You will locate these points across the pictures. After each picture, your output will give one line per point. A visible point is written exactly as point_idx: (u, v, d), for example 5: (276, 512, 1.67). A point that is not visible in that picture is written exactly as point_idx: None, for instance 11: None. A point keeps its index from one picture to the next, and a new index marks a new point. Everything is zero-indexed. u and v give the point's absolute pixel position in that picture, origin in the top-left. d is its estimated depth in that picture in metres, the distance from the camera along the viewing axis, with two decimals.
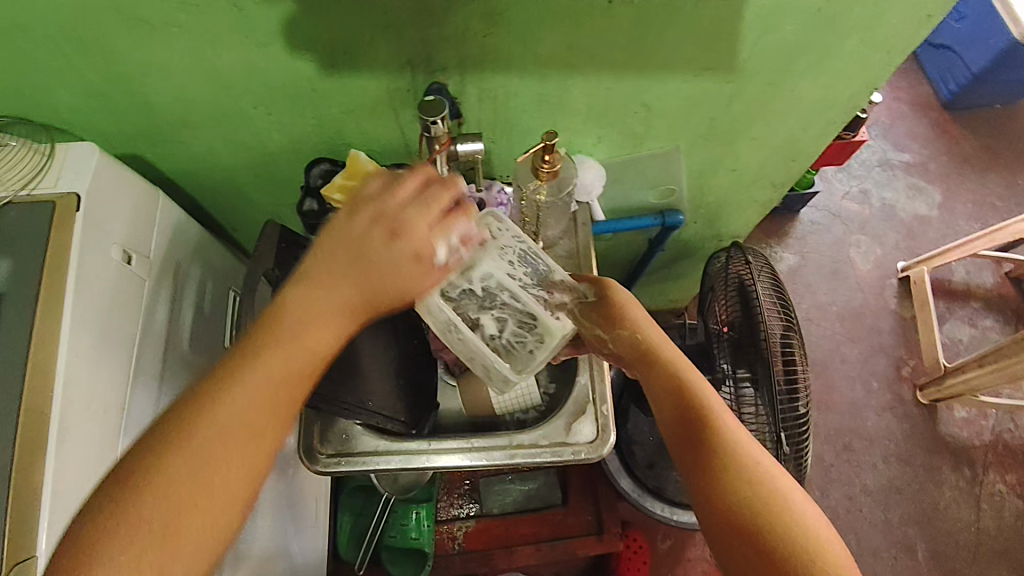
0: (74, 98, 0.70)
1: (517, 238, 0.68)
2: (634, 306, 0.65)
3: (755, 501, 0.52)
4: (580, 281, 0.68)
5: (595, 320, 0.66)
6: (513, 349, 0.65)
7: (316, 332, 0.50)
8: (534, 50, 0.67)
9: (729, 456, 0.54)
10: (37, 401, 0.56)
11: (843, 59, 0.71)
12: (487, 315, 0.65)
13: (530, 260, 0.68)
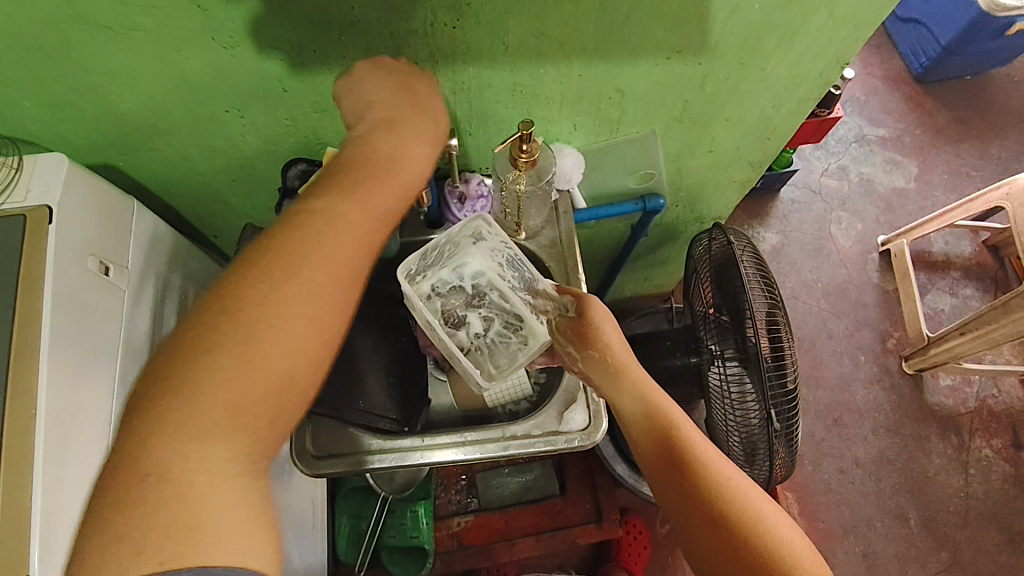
0: (40, 110, 0.69)
1: (505, 243, 0.74)
2: (603, 326, 0.67)
3: (733, 523, 0.56)
4: (564, 294, 0.71)
5: (568, 338, 0.69)
6: (496, 347, 0.74)
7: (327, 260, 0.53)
8: (504, 40, 0.66)
9: (704, 475, 0.58)
10: (19, 418, 0.55)
11: (810, 36, 0.71)
12: (475, 314, 0.74)
13: (517, 265, 0.75)
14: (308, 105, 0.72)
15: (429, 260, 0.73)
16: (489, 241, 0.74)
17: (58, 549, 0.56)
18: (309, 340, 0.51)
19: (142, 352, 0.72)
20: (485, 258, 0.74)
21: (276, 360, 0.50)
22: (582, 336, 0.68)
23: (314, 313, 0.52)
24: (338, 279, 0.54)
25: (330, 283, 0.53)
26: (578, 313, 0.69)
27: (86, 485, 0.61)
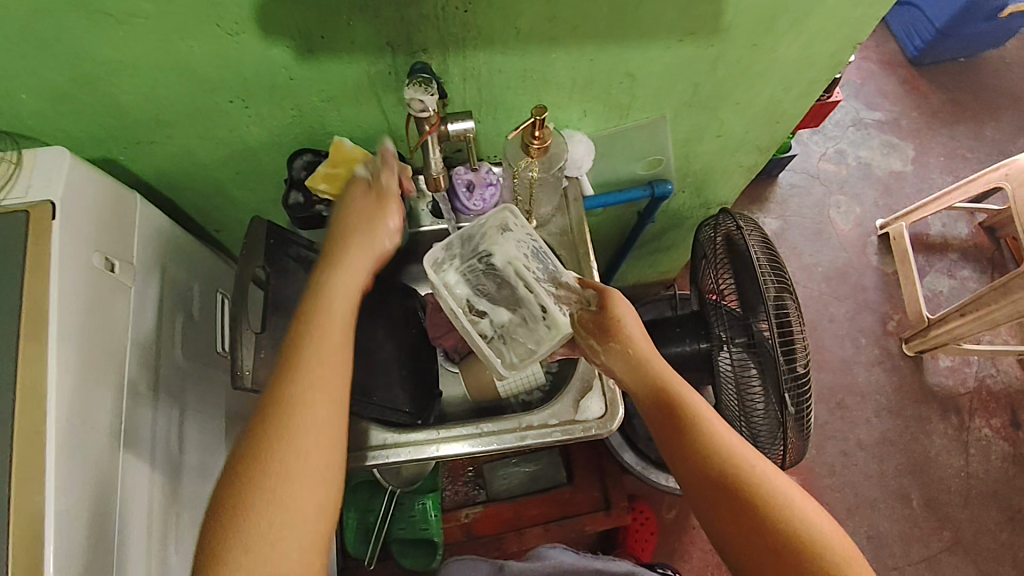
0: (37, 103, 0.67)
1: (530, 235, 0.73)
2: (627, 321, 0.67)
3: (768, 517, 0.57)
4: (586, 287, 0.71)
5: (590, 332, 0.69)
6: (518, 338, 0.73)
7: (343, 341, 0.62)
8: (515, 24, 0.65)
9: (735, 472, 0.59)
10: (31, 421, 0.53)
11: (824, 16, 0.71)
12: (501, 304, 0.74)
13: (542, 257, 0.74)
14: (315, 94, 0.70)
15: (460, 246, 0.74)
16: (515, 233, 0.73)
17: (72, 553, 0.55)
18: (336, 419, 0.60)
19: (150, 350, 0.70)
20: (512, 249, 0.73)
21: (313, 438, 0.58)
22: (605, 330, 0.67)
23: (331, 403, 0.60)
24: (345, 361, 0.62)
25: (341, 370, 0.61)
26: (601, 308, 0.68)
27: (100, 486, 0.59)
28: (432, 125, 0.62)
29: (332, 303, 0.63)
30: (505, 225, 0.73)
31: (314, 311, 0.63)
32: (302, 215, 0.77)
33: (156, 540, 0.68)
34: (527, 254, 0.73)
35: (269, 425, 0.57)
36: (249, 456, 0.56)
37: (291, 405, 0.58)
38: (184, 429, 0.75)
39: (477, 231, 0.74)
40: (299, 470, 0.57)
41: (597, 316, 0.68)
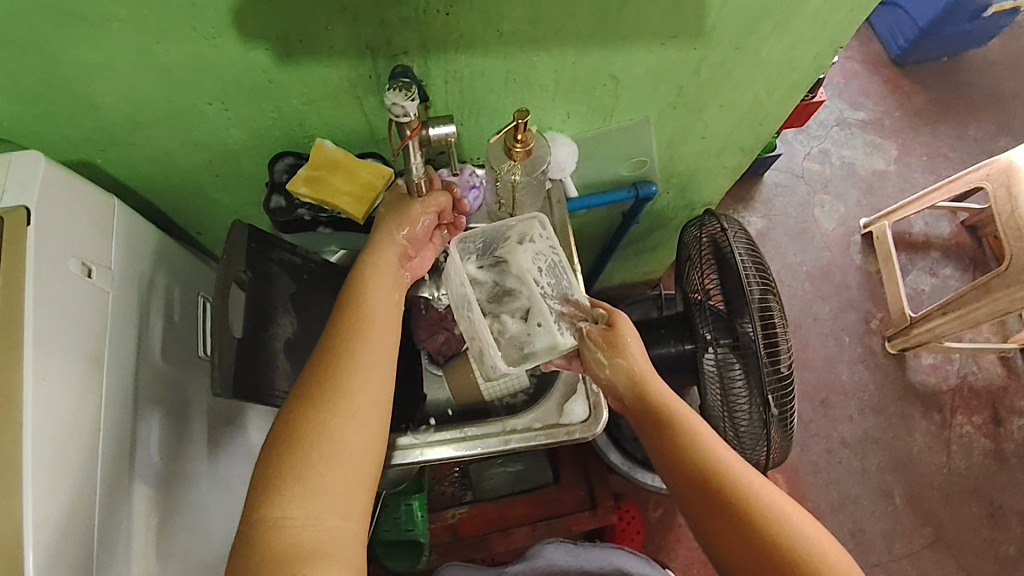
0: (12, 105, 0.66)
1: (551, 248, 0.76)
2: (632, 337, 0.72)
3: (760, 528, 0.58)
4: (596, 307, 0.74)
5: (598, 346, 0.72)
6: (518, 345, 0.74)
7: (386, 329, 0.65)
8: (497, 27, 0.65)
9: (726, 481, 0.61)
10: (6, 432, 0.53)
11: (805, 19, 0.71)
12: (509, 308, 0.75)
13: (558, 272, 0.77)
14: (295, 97, 0.70)
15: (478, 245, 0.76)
16: (538, 244, 0.76)
17: (53, 562, 0.54)
18: (381, 400, 0.61)
19: (130, 355, 0.69)
20: (530, 260, 0.76)
21: (359, 403, 0.59)
22: (611, 346, 0.71)
23: (378, 379, 0.61)
24: (389, 348, 0.64)
25: (385, 356, 0.63)
26: (609, 326, 0.73)
27: (79, 496, 0.59)
28: (413, 130, 0.61)
29: (371, 288, 0.66)
30: (530, 232, 0.76)
31: (354, 293, 0.65)
32: (283, 218, 0.76)
33: (142, 546, 0.67)
34: (542, 268, 0.76)
35: (314, 394, 0.58)
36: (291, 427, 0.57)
37: (339, 378, 0.59)
38: (168, 434, 0.75)
39: (499, 231, 0.76)
40: (346, 441, 0.57)
41: (604, 334, 0.72)
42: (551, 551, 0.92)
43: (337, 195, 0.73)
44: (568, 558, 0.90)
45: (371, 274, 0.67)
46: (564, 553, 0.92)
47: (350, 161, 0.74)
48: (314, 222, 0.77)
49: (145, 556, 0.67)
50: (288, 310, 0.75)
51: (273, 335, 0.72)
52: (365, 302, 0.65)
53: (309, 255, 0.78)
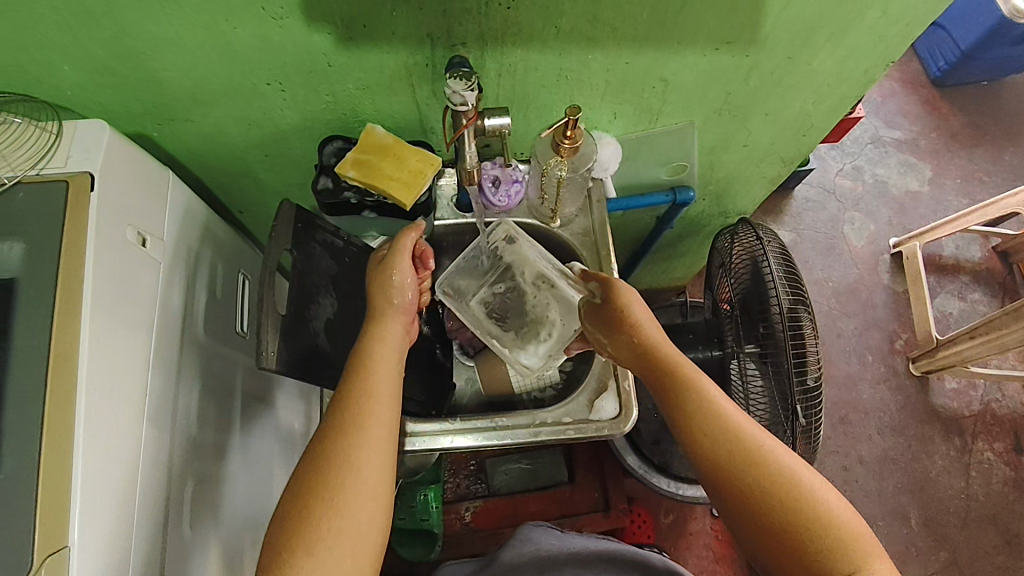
0: (78, 75, 0.67)
1: (532, 244, 0.82)
2: (636, 307, 0.71)
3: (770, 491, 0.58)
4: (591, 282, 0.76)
5: (605, 320, 0.73)
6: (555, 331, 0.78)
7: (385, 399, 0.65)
8: (555, 23, 0.65)
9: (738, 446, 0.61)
10: (62, 389, 0.54)
11: (862, 31, 0.71)
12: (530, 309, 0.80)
13: (549, 258, 0.82)
14: (351, 82, 0.71)
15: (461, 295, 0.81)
16: (521, 241, 0.81)
17: (98, 519, 0.56)
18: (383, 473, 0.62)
19: (175, 325, 0.71)
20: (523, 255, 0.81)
21: (366, 462, 0.61)
22: (614, 322, 0.71)
23: (382, 441, 0.63)
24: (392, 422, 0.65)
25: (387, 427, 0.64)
26: (610, 297, 0.72)
27: (124, 458, 0.60)
28: (469, 119, 0.63)
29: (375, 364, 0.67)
30: (511, 235, 0.81)
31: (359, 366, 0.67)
32: (330, 200, 0.77)
33: (176, 513, 0.69)
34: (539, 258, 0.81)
35: (325, 455, 0.60)
36: (303, 488, 0.59)
37: (346, 439, 0.61)
38: (205, 405, 0.76)
39: (483, 247, 0.82)
40: (347, 522, 0.58)
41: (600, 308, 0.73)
42: (538, 535, 0.89)
43: (385, 180, 0.74)
44: (555, 542, 0.86)
45: (372, 346, 0.68)
46: (553, 538, 0.88)
47: (400, 147, 0.75)
48: (360, 206, 0.78)
49: (178, 523, 0.69)
50: (329, 291, 0.75)
51: (315, 315, 0.72)
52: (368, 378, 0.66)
53: (351, 239, 0.79)
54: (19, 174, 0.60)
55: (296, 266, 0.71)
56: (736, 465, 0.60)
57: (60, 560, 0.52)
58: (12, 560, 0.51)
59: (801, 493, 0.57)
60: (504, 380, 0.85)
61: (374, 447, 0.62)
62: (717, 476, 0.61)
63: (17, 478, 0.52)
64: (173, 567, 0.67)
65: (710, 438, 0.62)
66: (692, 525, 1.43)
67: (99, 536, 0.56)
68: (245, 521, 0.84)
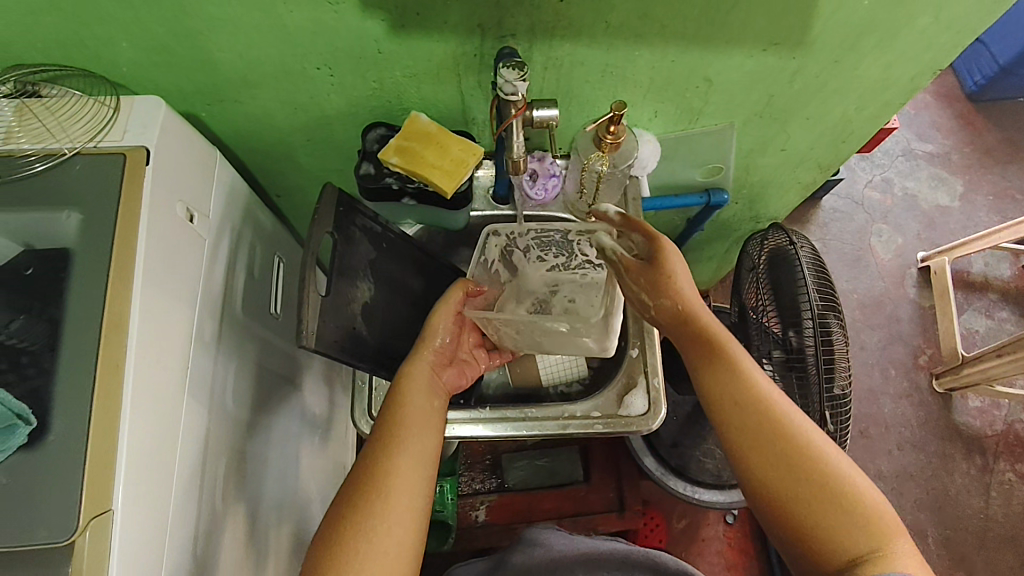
0: (135, 54, 0.68)
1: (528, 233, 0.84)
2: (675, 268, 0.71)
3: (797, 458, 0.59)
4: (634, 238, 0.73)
5: (644, 285, 0.72)
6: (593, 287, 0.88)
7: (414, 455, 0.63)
8: (606, 18, 0.66)
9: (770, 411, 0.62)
10: (112, 355, 0.56)
11: (911, 37, 0.71)
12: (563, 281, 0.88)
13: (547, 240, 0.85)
14: (399, 69, 0.72)
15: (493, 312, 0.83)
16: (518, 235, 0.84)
17: (140, 486, 0.57)
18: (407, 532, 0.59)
19: (216, 302, 0.72)
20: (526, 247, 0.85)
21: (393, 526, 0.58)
22: (655, 286, 0.71)
23: (408, 506, 0.60)
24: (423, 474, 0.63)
25: (417, 482, 0.62)
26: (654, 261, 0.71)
27: (165, 429, 0.61)
28: (518, 109, 0.64)
29: (404, 424, 0.65)
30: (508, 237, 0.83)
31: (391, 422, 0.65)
32: (371, 185, 0.78)
33: (209, 487, 0.70)
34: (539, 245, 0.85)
35: (348, 521, 0.58)
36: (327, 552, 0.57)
37: (371, 502, 0.59)
38: (239, 383, 0.77)
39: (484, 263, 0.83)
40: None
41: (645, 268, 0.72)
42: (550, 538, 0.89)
43: (428, 168, 0.74)
44: (565, 544, 0.86)
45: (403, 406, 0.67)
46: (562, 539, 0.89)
47: (443, 136, 0.76)
48: (400, 193, 0.79)
49: (211, 496, 0.70)
50: (367, 277, 0.76)
51: (353, 298, 0.73)
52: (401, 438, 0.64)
53: (389, 226, 0.80)
54: (78, 146, 0.62)
55: (336, 249, 0.72)
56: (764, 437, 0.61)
57: (104, 523, 0.53)
58: (58, 520, 0.51)
59: (829, 469, 0.58)
60: (533, 371, 0.86)
61: (400, 512, 0.59)
62: (744, 445, 0.62)
63: (65, 441, 0.53)
64: (204, 539, 0.68)
65: (742, 397, 0.64)
66: (705, 531, 1.42)
67: (140, 503, 0.57)
68: (269, 504, 0.85)
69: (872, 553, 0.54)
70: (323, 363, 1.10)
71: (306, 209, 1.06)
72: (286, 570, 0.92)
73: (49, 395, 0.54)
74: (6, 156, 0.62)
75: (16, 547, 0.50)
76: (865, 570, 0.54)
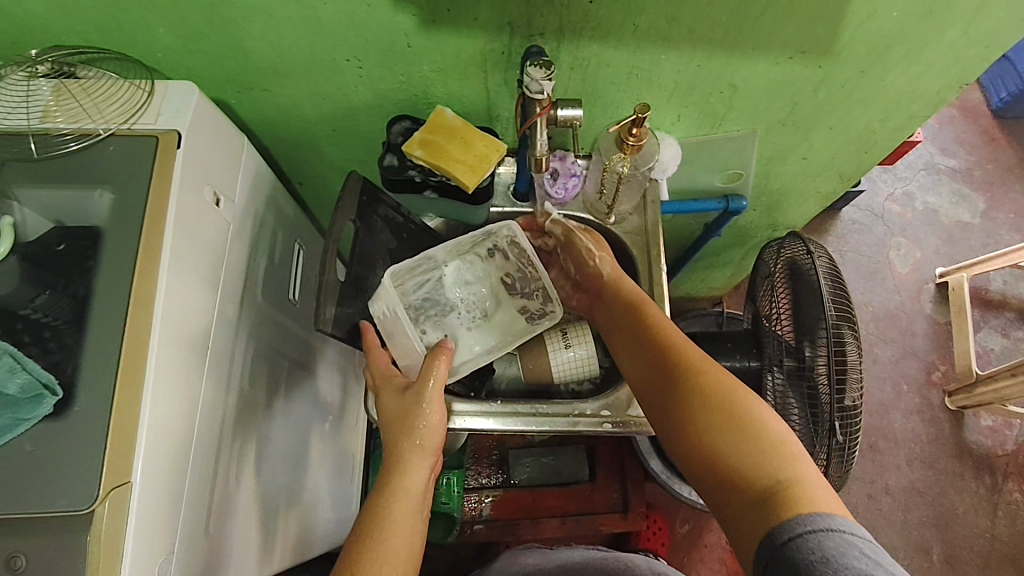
0: (170, 40, 0.70)
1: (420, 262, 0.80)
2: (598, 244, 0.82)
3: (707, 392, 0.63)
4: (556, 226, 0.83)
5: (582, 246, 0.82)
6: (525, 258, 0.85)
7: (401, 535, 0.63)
8: (634, 21, 0.66)
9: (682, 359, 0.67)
10: (138, 332, 0.57)
11: (939, 50, 0.71)
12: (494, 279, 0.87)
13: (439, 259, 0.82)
14: (427, 64, 0.73)
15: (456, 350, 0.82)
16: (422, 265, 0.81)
17: (158, 461, 0.58)
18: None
19: (238, 286, 0.74)
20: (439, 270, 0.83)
21: None
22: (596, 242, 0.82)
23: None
24: (409, 547, 0.63)
25: (402, 562, 0.62)
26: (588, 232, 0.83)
27: (184, 407, 0.62)
28: (543, 107, 0.65)
29: (394, 509, 0.64)
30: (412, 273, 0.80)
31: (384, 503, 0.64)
32: (394, 177, 0.79)
33: (224, 467, 0.71)
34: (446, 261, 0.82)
35: None
36: None
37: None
38: (255, 367, 0.79)
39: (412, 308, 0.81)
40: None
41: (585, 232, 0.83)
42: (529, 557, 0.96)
43: (451, 162, 0.75)
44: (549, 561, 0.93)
45: (397, 487, 0.66)
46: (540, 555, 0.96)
47: (467, 131, 0.77)
48: (422, 185, 0.80)
49: (225, 476, 0.71)
50: (386, 265, 0.79)
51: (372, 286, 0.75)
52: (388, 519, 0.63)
53: (411, 217, 0.81)
54: (112, 128, 0.64)
55: (358, 237, 0.74)
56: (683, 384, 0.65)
57: (123, 494, 0.54)
58: (79, 490, 0.53)
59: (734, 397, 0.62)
60: (545, 369, 0.84)
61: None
62: (666, 389, 0.66)
63: (89, 414, 0.55)
64: (217, 518, 0.70)
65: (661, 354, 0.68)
66: (708, 537, 1.42)
67: (157, 478, 0.58)
68: (278, 489, 0.86)
69: (779, 481, 0.56)
70: (337, 351, 1.12)
71: (326, 198, 1.07)
72: (293, 554, 0.94)
73: (75, 368, 0.56)
74: (42, 134, 0.63)
75: (38, 515, 0.52)
76: (774, 486, 0.56)
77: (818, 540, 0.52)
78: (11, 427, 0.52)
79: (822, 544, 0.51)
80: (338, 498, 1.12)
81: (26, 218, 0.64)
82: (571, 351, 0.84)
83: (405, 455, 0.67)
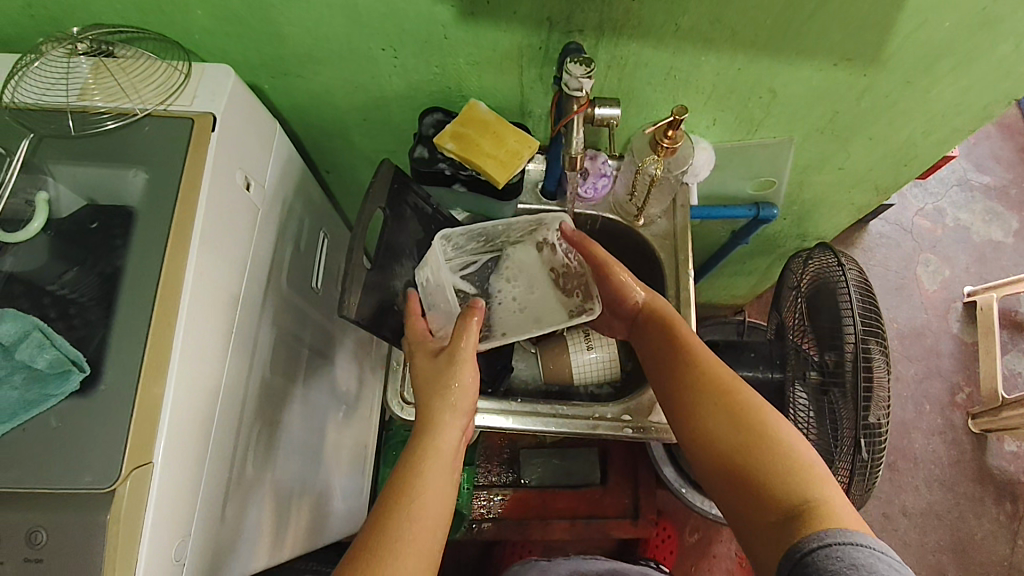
0: (208, 22, 0.70)
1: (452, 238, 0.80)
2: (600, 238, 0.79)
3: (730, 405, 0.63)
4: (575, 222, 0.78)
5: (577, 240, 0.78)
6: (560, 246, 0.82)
7: (423, 534, 0.59)
8: (677, 20, 0.65)
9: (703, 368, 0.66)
10: (165, 312, 0.57)
11: (990, 63, 0.69)
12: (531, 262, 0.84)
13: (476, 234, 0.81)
14: (463, 56, 0.72)
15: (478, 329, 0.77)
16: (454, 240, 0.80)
17: (180, 442, 0.58)
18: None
19: (263, 270, 0.74)
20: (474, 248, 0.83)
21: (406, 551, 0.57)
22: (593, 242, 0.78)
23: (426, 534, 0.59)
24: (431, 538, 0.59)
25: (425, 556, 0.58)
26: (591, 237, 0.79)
27: (207, 389, 0.63)
28: (581, 106, 0.65)
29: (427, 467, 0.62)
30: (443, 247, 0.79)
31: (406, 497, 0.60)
32: (424, 169, 0.78)
33: (241, 452, 0.71)
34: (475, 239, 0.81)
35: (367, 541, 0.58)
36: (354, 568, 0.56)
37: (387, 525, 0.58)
38: (276, 355, 0.78)
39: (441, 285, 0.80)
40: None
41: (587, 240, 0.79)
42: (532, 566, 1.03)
43: (482, 157, 0.75)
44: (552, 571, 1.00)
45: (425, 447, 0.63)
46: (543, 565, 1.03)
47: (500, 125, 0.76)
48: (452, 179, 0.79)
49: (242, 460, 0.71)
50: (412, 256, 0.77)
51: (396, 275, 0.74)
52: (413, 510, 0.59)
53: (439, 209, 0.80)
54: (147, 108, 0.64)
55: (386, 226, 0.73)
56: (706, 400, 0.64)
57: (144, 474, 0.54)
58: (101, 468, 0.53)
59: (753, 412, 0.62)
60: (566, 368, 0.83)
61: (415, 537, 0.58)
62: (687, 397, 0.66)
63: (114, 393, 0.55)
64: (232, 503, 0.70)
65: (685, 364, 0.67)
66: (717, 547, 1.40)
67: (178, 460, 0.58)
68: (292, 478, 0.86)
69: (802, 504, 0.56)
70: (355, 341, 1.12)
71: (352, 187, 1.07)
72: (303, 542, 0.94)
73: (104, 346, 0.56)
74: (80, 111, 0.64)
75: (62, 490, 0.52)
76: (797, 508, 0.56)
77: (843, 551, 0.52)
78: (41, 400, 0.53)
79: (851, 555, 0.51)
80: (350, 488, 1.12)
81: (61, 195, 0.65)
82: (592, 352, 0.83)
83: (434, 423, 0.64)
